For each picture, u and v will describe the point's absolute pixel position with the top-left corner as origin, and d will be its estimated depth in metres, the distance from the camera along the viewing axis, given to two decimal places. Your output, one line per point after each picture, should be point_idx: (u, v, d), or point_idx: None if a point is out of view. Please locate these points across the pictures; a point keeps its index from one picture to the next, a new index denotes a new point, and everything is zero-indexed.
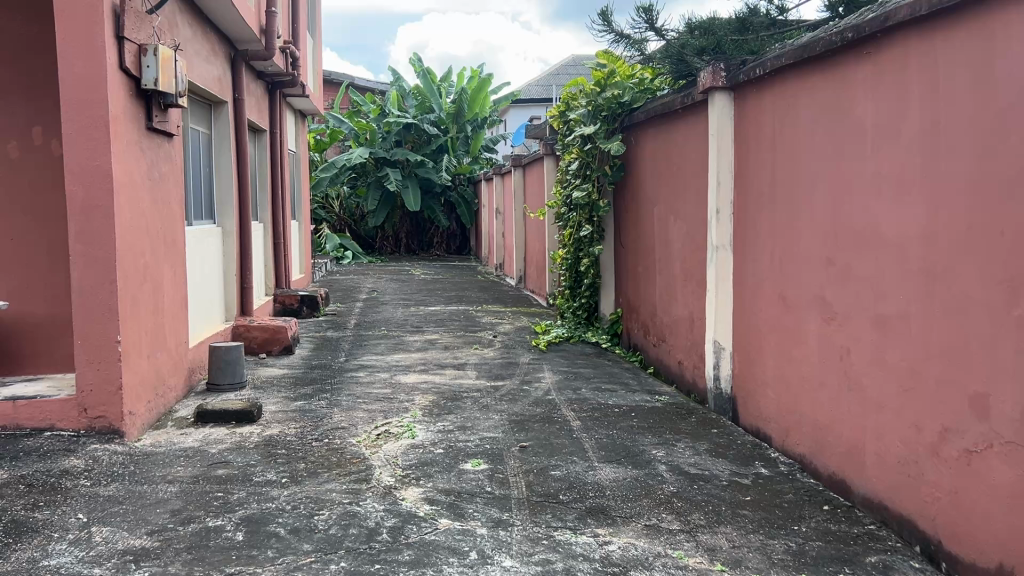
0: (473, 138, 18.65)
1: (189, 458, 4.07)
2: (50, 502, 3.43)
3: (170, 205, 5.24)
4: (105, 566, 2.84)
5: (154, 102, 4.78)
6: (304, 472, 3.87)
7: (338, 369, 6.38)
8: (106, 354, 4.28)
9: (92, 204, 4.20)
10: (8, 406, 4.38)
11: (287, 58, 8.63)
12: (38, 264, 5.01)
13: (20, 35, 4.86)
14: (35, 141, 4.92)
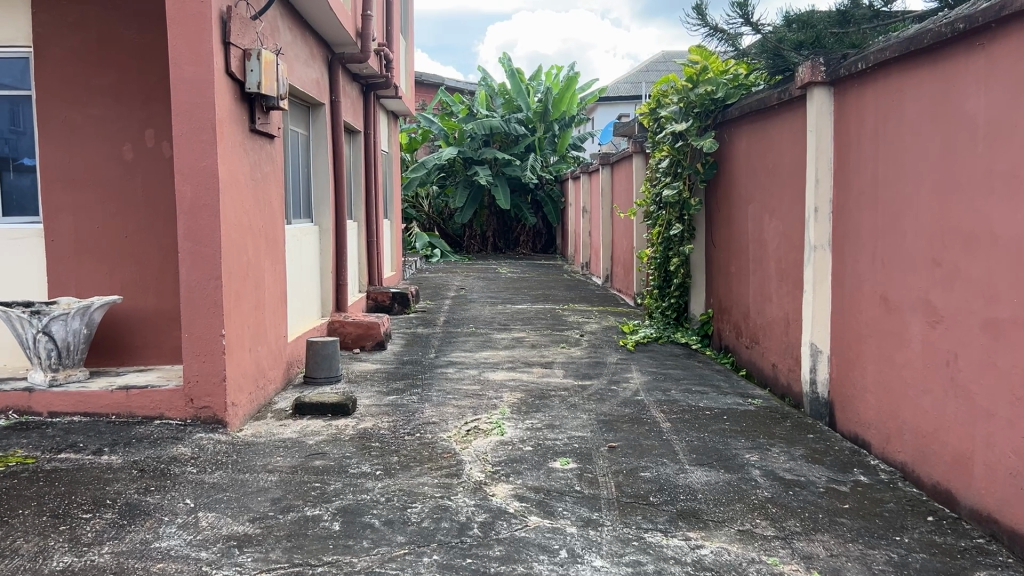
0: (561, 136, 18.67)
1: (288, 448, 4.22)
2: (160, 487, 3.61)
3: (271, 204, 5.42)
4: (211, 550, 2.97)
5: (257, 104, 4.97)
6: (397, 465, 3.95)
7: (428, 365, 6.47)
8: (212, 347, 4.46)
9: (200, 203, 4.39)
10: (122, 394, 4.62)
11: (381, 61, 8.80)
12: (149, 261, 5.27)
13: (135, 42, 5.12)
14: (148, 142, 5.19)
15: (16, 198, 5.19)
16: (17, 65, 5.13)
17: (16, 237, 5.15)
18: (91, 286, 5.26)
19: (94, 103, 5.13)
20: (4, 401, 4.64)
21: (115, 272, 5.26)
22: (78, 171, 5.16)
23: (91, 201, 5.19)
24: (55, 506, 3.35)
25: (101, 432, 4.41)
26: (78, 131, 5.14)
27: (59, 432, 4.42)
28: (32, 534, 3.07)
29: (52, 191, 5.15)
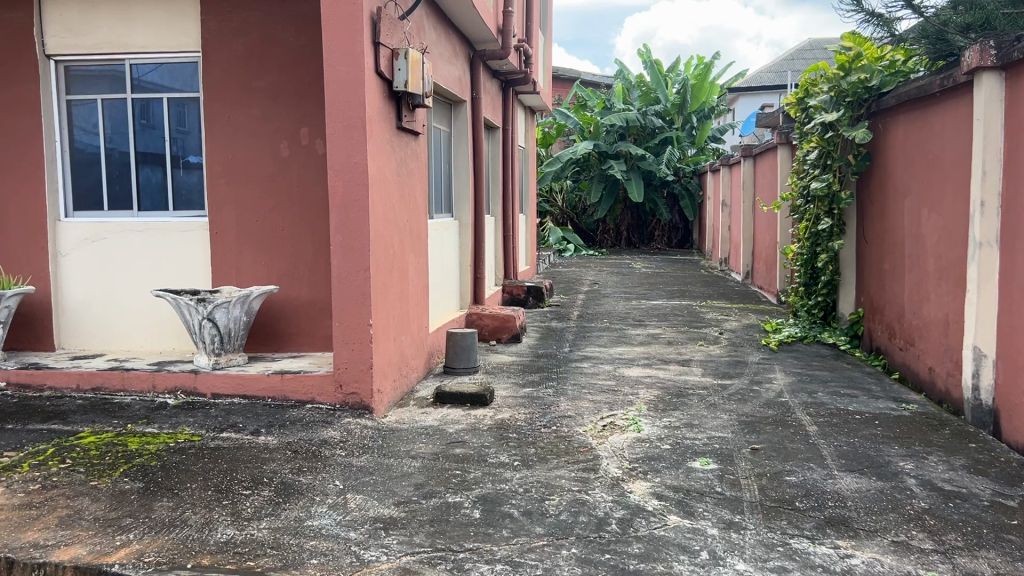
0: (700, 128, 18.28)
1: (429, 436, 4.34)
2: (312, 468, 3.80)
3: (415, 199, 5.58)
4: (359, 531, 3.10)
5: (404, 102, 5.12)
6: (535, 457, 3.99)
7: (564, 359, 6.49)
8: (359, 336, 4.65)
9: (351, 198, 4.58)
10: (277, 379, 4.90)
11: (521, 57, 8.87)
12: (302, 253, 5.54)
13: (292, 44, 5.38)
14: (303, 141, 5.45)
15: (185, 194, 5.65)
16: (187, 70, 5.55)
17: (185, 230, 5.59)
18: (250, 276, 5.59)
19: (254, 104, 5.44)
20: (173, 382, 5.02)
21: (271, 263, 5.56)
22: (240, 168, 5.50)
23: (251, 195, 5.51)
24: (219, 481, 3.59)
25: (259, 414, 4.68)
26: (240, 130, 5.47)
27: (221, 412, 4.73)
28: (199, 507, 3.30)
29: (217, 187, 5.52)
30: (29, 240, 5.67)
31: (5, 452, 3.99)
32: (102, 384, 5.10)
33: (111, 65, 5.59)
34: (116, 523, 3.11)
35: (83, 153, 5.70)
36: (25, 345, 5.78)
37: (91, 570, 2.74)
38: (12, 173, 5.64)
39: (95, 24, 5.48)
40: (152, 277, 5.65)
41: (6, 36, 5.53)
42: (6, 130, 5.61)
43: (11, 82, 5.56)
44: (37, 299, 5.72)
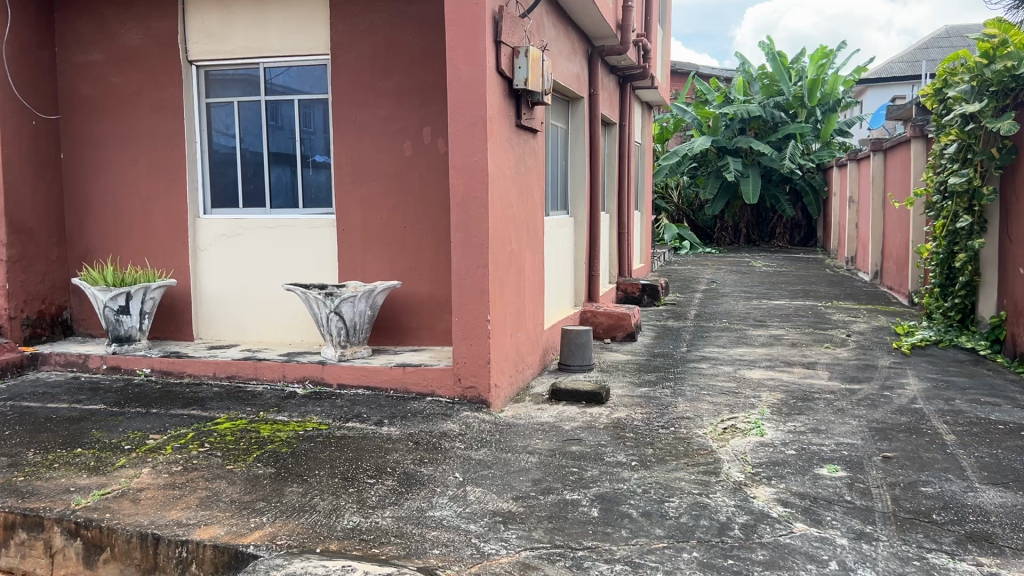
0: (825, 122, 17.58)
1: (546, 432, 4.36)
2: (433, 459, 3.88)
3: (533, 197, 5.61)
4: (479, 523, 3.14)
5: (523, 100, 5.15)
6: (653, 458, 3.94)
7: (681, 359, 6.38)
8: (478, 331, 4.71)
9: (471, 195, 4.65)
10: (399, 371, 5.03)
11: (640, 52, 8.75)
12: (424, 250, 5.65)
13: (416, 44, 5.50)
14: (425, 140, 5.56)
15: (313, 192, 5.87)
16: (316, 73, 5.77)
17: (313, 227, 5.81)
18: (373, 271, 5.76)
19: (380, 104, 5.60)
20: (302, 372, 5.23)
21: (393, 259, 5.71)
22: (365, 166, 5.67)
23: (375, 193, 5.68)
24: (345, 469, 3.72)
25: (381, 405, 4.82)
26: (366, 130, 5.64)
27: (346, 402, 4.90)
28: (327, 493, 3.42)
29: (343, 185, 5.71)
30: (172, 236, 6.04)
31: (150, 434, 4.25)
32: (236, 372, 5.38)
33: (248, 70, 5.89)
34: (251, 506, 3.27)
35: (221, 153, 6.03)
36: (167, 334, 6.15)
37: (228, 550, 2.87)
38: (157, 173, 6.02)
39: (233, 30, 5.77)
40: (282, 272, 5.90)
41: (153, 44, 5.91)
42: (153, 132, 5.99)
43: (157, 87, 5.94)
44: (179, 291, 6.08)
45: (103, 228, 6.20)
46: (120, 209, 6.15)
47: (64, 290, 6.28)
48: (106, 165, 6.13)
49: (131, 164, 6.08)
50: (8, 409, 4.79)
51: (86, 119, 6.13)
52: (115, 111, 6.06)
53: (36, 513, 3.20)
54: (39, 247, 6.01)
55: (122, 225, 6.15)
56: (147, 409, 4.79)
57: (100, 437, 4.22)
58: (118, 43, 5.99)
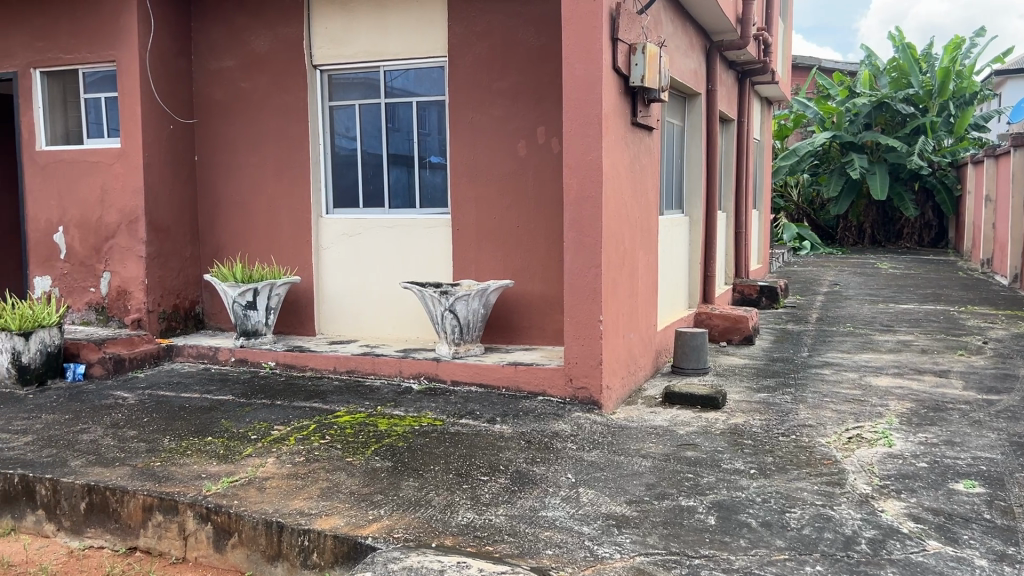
0: (959, 116, 16.59)
1: (660, 436, 4.28)
2: (545, 459, 3.87)
3: (647, 196, 5.52)
4: (593, 526, 3.11)
5: (639, 97, 5.08)
6: (772, 466, 3.80)
7: (801, 364, 6.15)
8: (591, 332, 4.68)
9: (585, 195, 4.62)
10: (511, 370, 5.05)
11: (760, 46, 8.48)
12: (537, 249, 5.65)
13: (532, 45, 5.51)
14: (539, 139, 5.56)
15: (430, 192, 5.97)
16: (433, 75, 5.87)
17: (429, 226, 5.91)
18: (487, 271, 5.80)
19: (496, 104, 5.64)
20: (417, 368, 5.33)
21: (507, 259, 5.73)
22: (481, 167, 5.73)
23: (489, 193, 5.72)
24: (459, 465, 3.76)
25: (494, 403, 4.85)
26: (482, 130, 5.70)
27: (460, 399, 4.96)
28: (441, 488, 3.47)
29: (458, 186, 5.79)
30: (296, 235, 6.28)
31: (274, 425, 4.43)
32: (355, 367, 5.54)
33: (368, 73, 6.05)
34: (369, 499, 3.35)
35: (342, 154, 6.23)
36: (290, 329, 6.40)
37: (347, 541, 2.95)
38: (283, 174, 6.27)
39: (355, 35, 5.95)
40: (399, 270, 6.03)
41: (281, 50, 6.15)
42: (279, 136, 6.25)
43: (284, 91, 6.18)
44: (301, 287, 6.31)
45: (232, 227, 6.50)
46: (248, 209, 6.43)
47: (197, 286, 6.62)
48: (236, 167, 6.43)
49: (259, 166, 6.35)
50: (146, 397, 5.09)
51: (218, 123, 6.45)
52: (245, 116, 6.35)
53: (171, 496, 3.38)
54: (175, 244, 6.36)
55: (250, 224, 6.44)
56: (272, 400, 4.99)
57: (229, 427, 4.43)
58: (248, 50, 6.27)
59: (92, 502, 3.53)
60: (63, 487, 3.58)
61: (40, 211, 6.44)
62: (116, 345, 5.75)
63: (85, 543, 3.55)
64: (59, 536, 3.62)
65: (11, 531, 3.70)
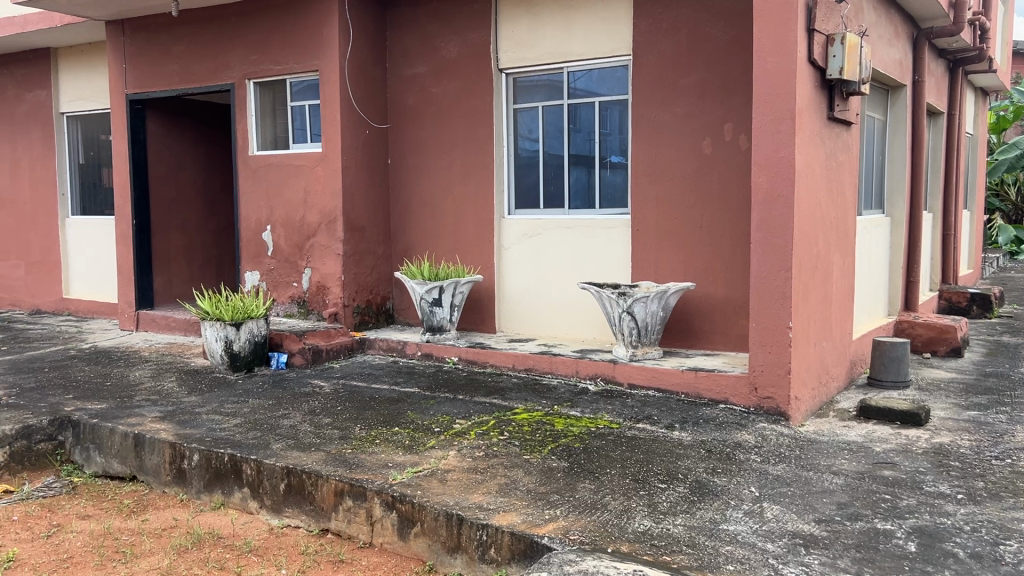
0: None
1: (853, 452, 4.01)
2: (726, 470, 3.72)
3: (843, 194, 5.19)
4: (778, 544, 2.95)
5: (837, 91, 4.79)
6: (983, 493, 3.45)
7: (1019, 381, 5.57)
8: (778, 339, 4.46)
9: (776, 194, 4.40)
10: (691, 375, 4.92)
11: (976, 32, 7.74)
12: (720, 251, 5.45)
13: (720, 39, 5.33)
14: (726, 137, 5.37)
15: (611, 192, 5.92)
16: (618, 74, 5.82)
17: (609, 227, 5.86)
18: (668, 273, 5.67)
19: (681, 102, 5.50)
20: (595, 369, 5.31)
21: (688, 260, 5.58)
22: (663, 166, 5.62)
23: (672, 193, 5.60)
24: (636, 470, 3.70)
25: (673, 408, 4.74)
26: (666, 130, 5.58)
27: (638, 403, 4.89)
28: (618, 493, 3.43)
29: (641, 186, 5.70)
30: (480, 235, 6.44)
31: (456, 419, 4.56)
32: (534, 365, 5.60)
33: (553, 75, 6.10)
34: (546, 498, 3.36)
35: (525, 155, 6.31)
36: (473, 326, 6.57)
37: (524, 539, 2.98)
38: (469, 175, 6.44)
39: (541, 38, 6.03)
40: (579, 270, 6.03)
41: (469, 55, 6.33)
42: (466, 139, 6.43)
43: (472, 95, 6.36)
44: (484, 286, 6.47)
45: (421, 227, 6.77)
46: (436, 210, 6.67)
47: (388, 282, 6.95)
48: (425, 170, 6.69)
49: (446, 168, 6.56)
50: (340, 387, 5.40)
51: (410, 127, 6.73)
52: (435, 120, 6.59)
53: (360, 484, 3.55)
54: (368, 243, 6.71)
55: (437, 224, 6.67)
56: (454, 395, 5.14)
57: (414, 418, 4.60)
58: (439, 56, 6.50)
59: (290, 484, 3.78)
60: (265, 468, 3.86)
61: (251, 211, 7.00)
62: (314, 337, 6.15)
63: (283, 522, 3.80)
64: (262, 513, 3.89)
65: (221, 505, 4.03)
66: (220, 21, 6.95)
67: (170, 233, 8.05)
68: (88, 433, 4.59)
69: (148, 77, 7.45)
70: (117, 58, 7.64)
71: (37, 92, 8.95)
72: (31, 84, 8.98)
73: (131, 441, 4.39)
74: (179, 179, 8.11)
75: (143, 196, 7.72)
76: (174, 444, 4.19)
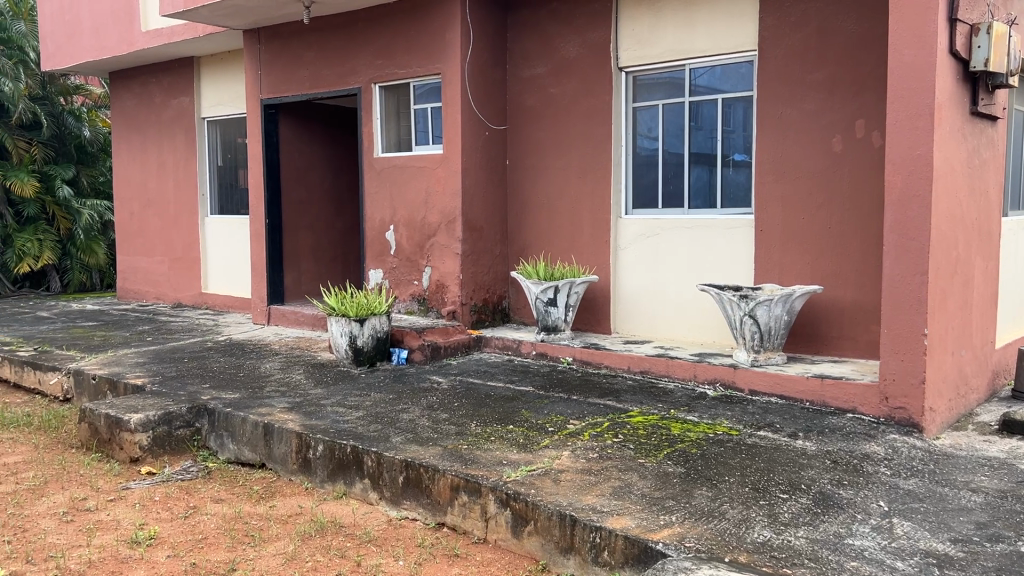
0: None
1: (994, 468, 3.76)
2: (853, 482, 3.56)
3: (987, 194, 4.87)
4: (908, 562, 2.80)
5: (981, 84, 4.49)
6: None
7: None
8: (912, 346, 4.23)
9: (911, 194, 4.18)
10: (817, 382, 4.73)
11: None
12: (850, 254, 5.22)
13: (852, 32, 5.11)
14: (858, 134, 5.14)
15: (733, 192, 5.77)
16: (742, 70, 5.67)
17: (731, 227, 5.71)
18: (792, 275, 5.47)
19: (809, 98, 5.31)
20: (714, 373, 5.19)
21: (815, 263, 5.37)
22: (789, 165, 5.43)
23: (798, 192, 5.40)
24: (756, 479, 3.59)
25: (796, 416, 4.57)
26: (792, 127, 5.39)
27: (758, 409, 4.74)
28: (736, 502, 3.34)
29: (765, 185, 5.53)
30: (597, 235, 6.41)
31: (570, 420, 4.55)
32: (650, 367, 5.53)
33: (673, 72, 6.01)
34: (661, 503, 3.31)
35: (644, 154, 6.23)
36: (589, 326, 6.55)
37: (638, 543, 2.94)
38: (587, 175, 6.42)
39: (662, 36, 5.95)
40: (698, 271, 5.90)
41: (589, 54, 6.31)
42: (584, 138, 6.41)
43: (591, 94, 6.33)
44: (601, 287, 6.44)
45: (538, 227, 6.80)
46: (553, 210, 6.68)
47: (504, 282, 7.02)
48: (543, 169, 6.71)
49: (564, 168, 6.56)
50: (457, 384, 5.49)
51: (529, 127, 6.77)
52: (554, 120, 6.60)
53: (475, 479, 3.60)
54: (486, 243, 6.80)
55: (554, 224, 6.68)
56: (569, 395, 5.14)
57: (529, 417, 4.63)
58: (559, 56, 6.50)
59: (409, 477, 3.87)
60: (385, 461, 3.97)
61: (375, 211, 7.22)
62: (433, 334, 6.29)
63: (402, 514, 3.89)
64: (381, 505, 4.00)
65: (342, 495, 4.17)
66: (348, 27, 7.20)
67: (299, 232, 8.41)
68: (222, 421, 4.85)
69: (281, 82, 7.80)
70: (253, 65, 8.04)
71: (181, 99, 9.53)
72: (177, 92, 9.58)
73: (261, 430, 4.61)
74: (308, 180, 8.45)
75: (275, 196, 8.10)
76: (301, 435, 4.37)
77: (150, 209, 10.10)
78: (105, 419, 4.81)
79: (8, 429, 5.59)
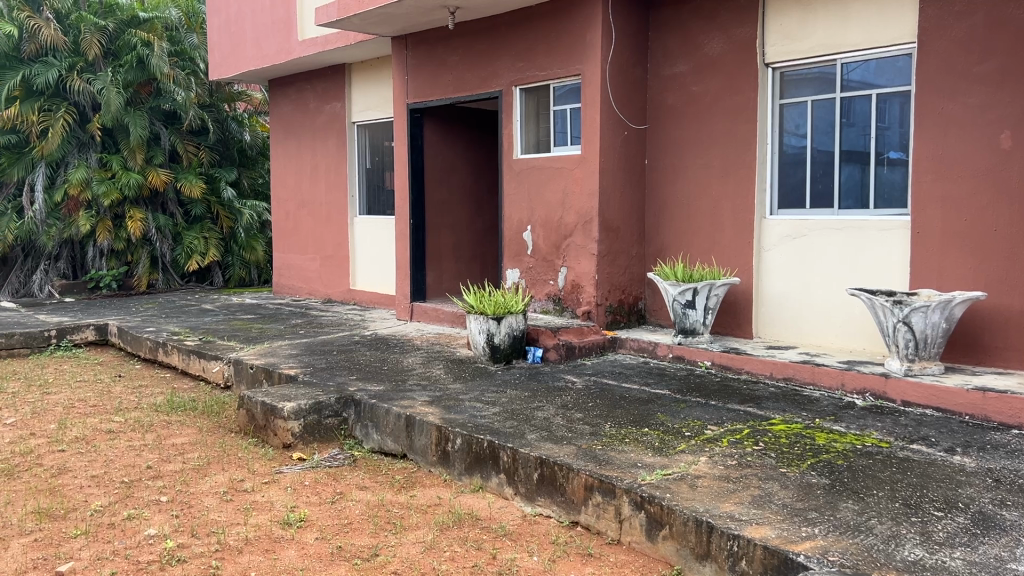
0: None
1: None
2: (1018, 503, 3.31)
3: None
4: None
5: None
6: None
7: None
8: None
9: None
10: (978, 396, 4.44)
11: None
12: (1018, 259, 4.85)
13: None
14: None
15: (887, 191, 5.48)
16: (899, 64, 5.39)
17: (885, 228, 5.42)
18: (953, 281, 5.14)
19: (974, 92, 4.97)
20: (863, 383, 4.96)
21: (978, 268, 5.03)
22: (950, 163, 5.10)
23: (960, 192, 5.07)
24: (908, 495, 3.41)
25: (954, 431, 4.29)
26: (955, 122, 5.07)
27: (912, 422, 4.48)
28: (886, 517, 3.18)
29: (923, 184, 5.22)
30: (739, 236, 6.24)
31: (708, 425, 4.47)
32: (794, 374, 5.35)
33: (825, 68, 5.80)
34: (803, 515, 3.19)
35: (791, 153, 6.03)
36: (729, 330, 6.41)
37: (778, 554, 2.86)
38: (729, 174, 6.27)
39: (813, 30, 5.75)
40: (847, 275, 5.65)
41: (734, 52, 6.16)
42: (727, 137, 6.26)
43: (734, 92, 6.18)
44: (742, 290, 6.28)
45: (677, 228, 6.69)
46: (692, 210, 6.57)
47: (641, 283, 6.97)
48: (683, 169, 6.60)
49: (706, 167, 6.44)
50: (592, 384, 5.49)
51: (669, 126, 6.68)
52: (695, 119, 6.48)
53: (610, 480, 3.60)
54: (624, 244, 6.77)
55: (694, 224, 6.56)
56: (707, 399, 5.04)
57: (665, 420, 4.58)
58: (702, 53, 6.39)
59: (544, 474, 3.91)
60: (521, 457, 4.03)
61: (514, 212, 7.33)
62: (569, 334, 6.31)
63: (536, 510, 3.94)
64: (516, 500, 4.06)
65: (479, 489, 4.27)
66: (491, 32, 7.35)
67: (441, 231, 8.65)
68: (367, 413, 5.07)
69: (427, 86, 8.05)
70: (400, 71, 8.34)
71: (333, 105, 10.01)
72: (329, 98, 10.06)
73: (403, 422, 4.78)
74: (450, 181, 8.68)
75: (418, 197, 8.36)
76: (440, 428, 4.50)
77: (303, 210, 10.66)
78: (261, 406, 5.13)
79: (176, 412, 6.06)
